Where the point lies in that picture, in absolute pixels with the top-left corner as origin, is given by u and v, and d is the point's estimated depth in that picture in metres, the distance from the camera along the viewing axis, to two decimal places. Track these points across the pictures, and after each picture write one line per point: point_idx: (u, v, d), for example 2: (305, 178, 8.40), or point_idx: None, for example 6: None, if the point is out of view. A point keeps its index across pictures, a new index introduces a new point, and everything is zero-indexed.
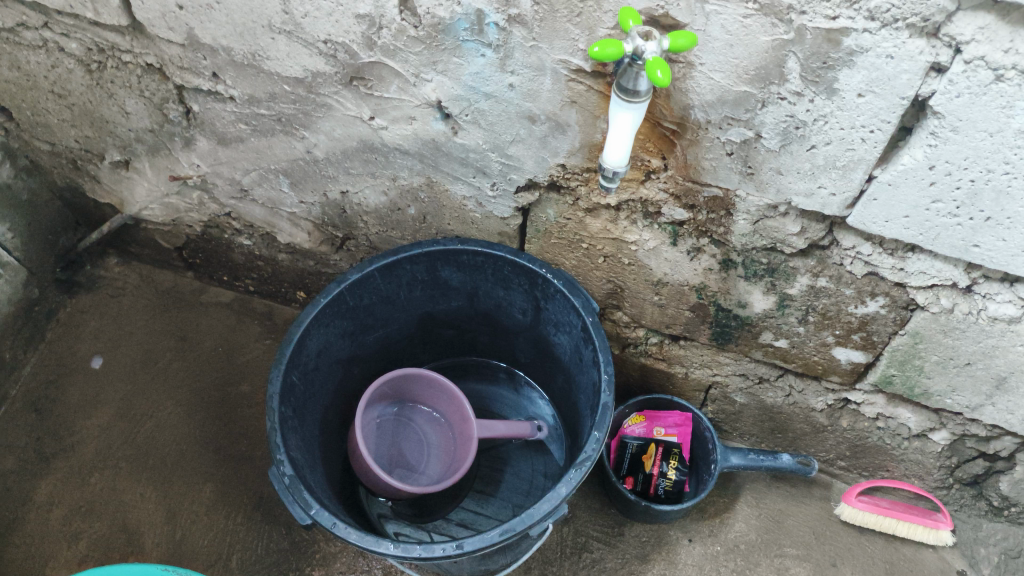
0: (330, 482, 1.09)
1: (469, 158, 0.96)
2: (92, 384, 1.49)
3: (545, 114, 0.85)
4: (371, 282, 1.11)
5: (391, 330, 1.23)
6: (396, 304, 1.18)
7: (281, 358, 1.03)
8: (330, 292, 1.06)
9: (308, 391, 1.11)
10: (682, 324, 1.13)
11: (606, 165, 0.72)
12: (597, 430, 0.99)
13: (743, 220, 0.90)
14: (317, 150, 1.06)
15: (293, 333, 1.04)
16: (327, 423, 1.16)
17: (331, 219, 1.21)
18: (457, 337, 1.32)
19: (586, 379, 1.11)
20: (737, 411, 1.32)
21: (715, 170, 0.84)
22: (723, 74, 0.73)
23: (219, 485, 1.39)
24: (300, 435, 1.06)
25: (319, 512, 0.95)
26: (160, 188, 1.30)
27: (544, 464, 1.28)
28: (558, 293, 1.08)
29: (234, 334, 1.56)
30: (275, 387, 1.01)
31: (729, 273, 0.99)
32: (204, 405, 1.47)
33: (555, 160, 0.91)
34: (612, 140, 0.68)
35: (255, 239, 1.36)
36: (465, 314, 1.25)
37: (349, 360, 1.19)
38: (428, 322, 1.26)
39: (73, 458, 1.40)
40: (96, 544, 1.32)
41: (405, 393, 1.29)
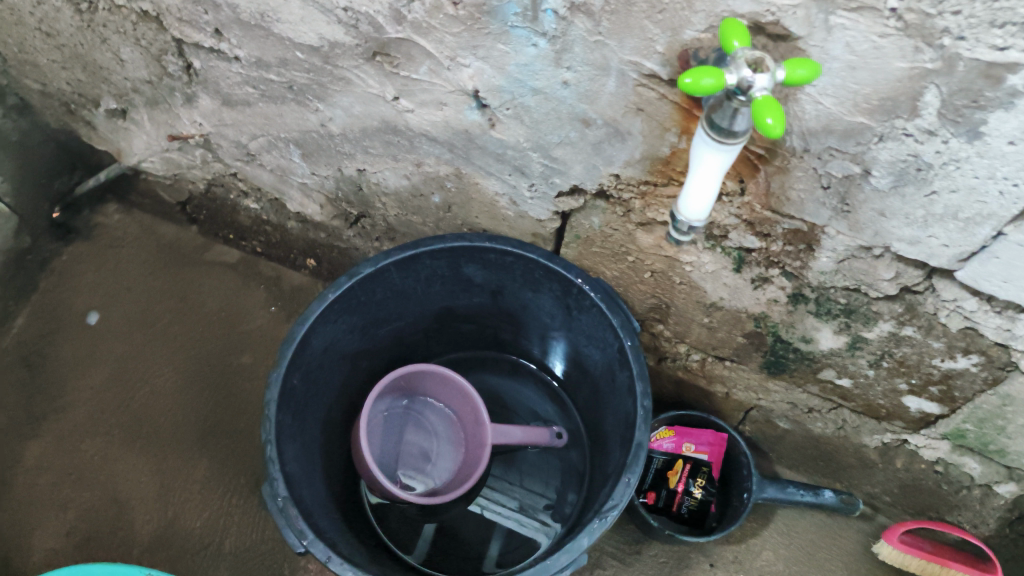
0: (329, 494, 0.99)
1: (506, 155, 0.82)
2: (88, 341, 1.38)
3: (603, 118, 0.71)
4: (385, 277, 0.98)
5: (405, 323, 1.11)
6: (412, 298, 1.06)
7: (282, 359, 0.91)
8: (340, 286, 0.94)
9: (310, 392, 0.99)
10: (732, 348, 1.00)
11: (683, 213, 0.60)
12: (630, 472, 0.86)
13: (826, 257, 0.76)
14: (332, 124, 0.92)
15: (297, 332, 0.92)
16: (330, 423, 1.05)
17: (345, 194, 1.07)
18: (477, 331, 1.19)
19: (616, 404, 0.99)
20: (777, 436, 1.19)
21: (802, 204, 0.71)
22: (836, 100, 0.58)
23: (215, 460, 1.29)
24: (299, 443, 0.95)
25: (313, 542, 0.84)
26: (160, 143, 1.17)
27: (562, 477, 1.17)
28: (596, 306, 0.95)
29: (239, 299, 1.42)
30: (273, 394, 0.90)
31: (797, 308, 0.86)
32: (203, 374, 1.35)
33: (608, 170, 0.77)
34: (695, 187, 0.56)
35: (263, 204, 1.24)
36: (488, 310, 1.12)
37: (357, 354, 1.07)
38: (446, 315, 1.13)
39: (65, 421, 1.31)
40: (84, 515, 1.24)
41: (417, 388, 1.19)
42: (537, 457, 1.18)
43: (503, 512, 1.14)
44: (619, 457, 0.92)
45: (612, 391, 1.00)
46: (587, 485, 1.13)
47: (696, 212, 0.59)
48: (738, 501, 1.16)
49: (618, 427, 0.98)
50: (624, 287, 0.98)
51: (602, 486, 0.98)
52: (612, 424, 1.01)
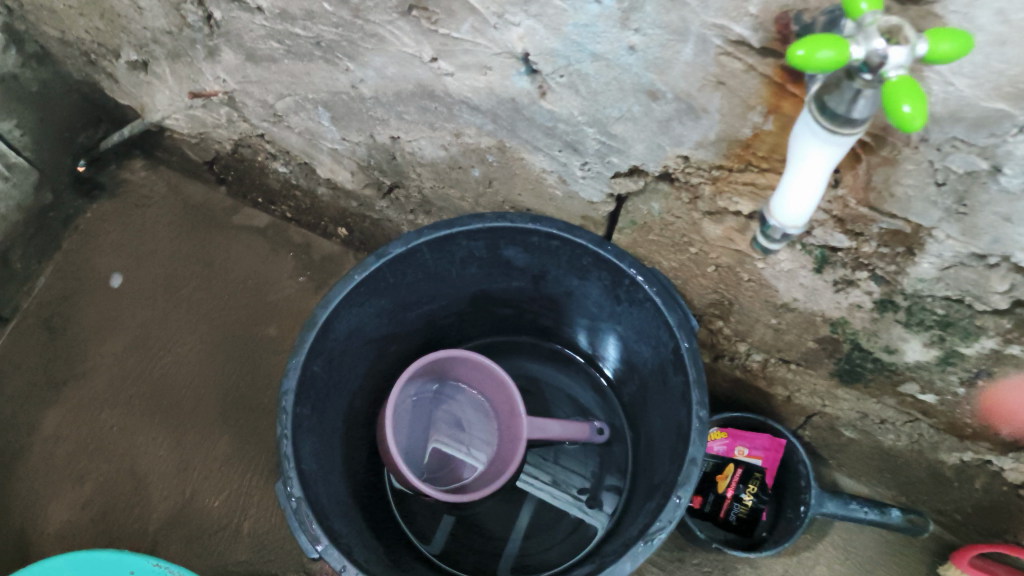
0: (349, 488, 0.92)
1: (557, 129, 0.71)
2: (111, 305, 1.32)
3: (674, 92, 0.60)
4: (417, 258, 0.90)
5: (438, 305, 1.02)
6: (446, 281, 0.97)
7: (302, 346, 0.83)
8: (367, 266, 0.86)
9: (333, 379, 0.92)
10: (800, 352, 0.90)
11: (776, 216, 0.54)
12: (681, 491, 0.77)
13: (928, 263, 0.66)
14: (363, 86, 0.83)
15: (319, 317, 0.84)
16: (355, 411, 0.98)
17: (377, 162, 0.98)
18: (515, 316, 1.09)
19: (665, 409, 0.90)
20: (841, 444, 1.09)
21: (907, 202, 0.60)
22: (973, 81, 0.50)
23: (235, 438, 1.23)
24: (317, 436, 0.88)
25: (328, 550, 0.77)
26: (183, 99, 1.09)
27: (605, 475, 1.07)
28: (650, 301, 0.85)
29: (266, 267, 1.34)
30: (291, 385, 0.82)
31: (884, 316, 0.75)
32: (226, 346, 1.29)
33: (675, 151, 0.66)
34: (793, 192, 0.50)
35: (291, 167, 1.14)
36: (528, 295, 1.02)
37: (385, 338, 0.99)
38: (483, 299, 1.04)
39: (85, 389, 1.26)
40: (101, 487, 1.20)
41: (450, 374, 1.11)
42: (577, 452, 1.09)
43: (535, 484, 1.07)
44: (669, 472, 0.83)
45: (661, 394, 0.91)
46: (629, 487, 1.03)
47: (792, 218, 0.53)
48: (793, 512, 1.07)
49: (667, 434, 0.89)
50: (683, 279, 0.87)
51: (645, 498, 0.89)
52: (660, 429, 0.92)
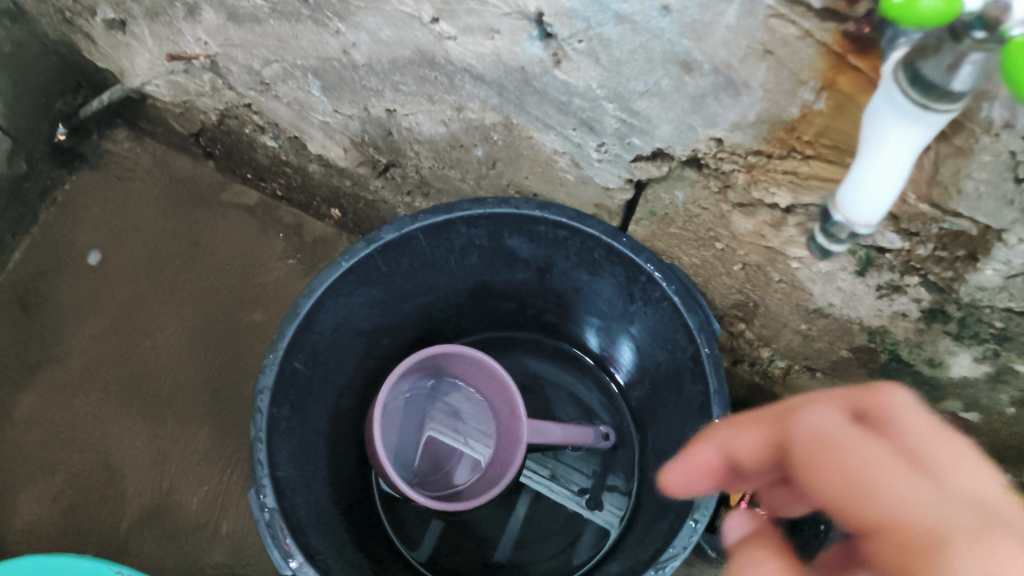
0: (331, 493, 0.85)
1: (572, 106, 0.63)
2: (88, 284, 1.23)
3: (712, 63, 0.52)
4: (411, 246, 0.82)
5: (436, 297, 0.94)
6: (443, 270, 0.89)
7: (283, 337, 0.76)
8: (355, 253, 0.78)
9: (316, 375, 0.84)
10: (829, 361, 0.82)
11: (844, 214, 0.50)
12: (698, 515, 0.68)
13: (992, 270, 0.57)
14: (356, 52, 0.74)
15: (300, 309, 0.76)
16: (341, 410, 0.90)
17: (372, 138, 0.89)
18: (517, 310, 1.01)
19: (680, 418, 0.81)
20: None
21: (976, 199, 0.52)
22: None
23: (216, 430, 1.15)
24: (295, 439, 0.80)
25: (302, 567, 0.71)
26: (164, 63, 1.00)
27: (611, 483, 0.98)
28: (667, 301, 0.77)
29: (253, 248, 1.24)
30: (268, 382, 0.75)
31: (931, 327, 0.66)
32: (209, 332, 1.20)
33: (707, 132, 0.58)
34: (871, 184, 0.46)
35: (281, 141, 1.05)
36: (532, 289, 0.94)
37: (376, 330, 0.91)
38: (483, 291, 0.96)
39: (59, 373, 1.18)
40: (73, 479, 1.12)
41: (447, 370, 1.02)
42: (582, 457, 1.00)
43: (534, 479, 0.99)
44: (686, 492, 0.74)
45: (677, 402, 0.82)
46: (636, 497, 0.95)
47: (864, 215, 0.49)
48: None
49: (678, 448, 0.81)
50: (705, 276, 0.79)
51: (655, 516, 0.81)
52: (671, 440, 0.84)
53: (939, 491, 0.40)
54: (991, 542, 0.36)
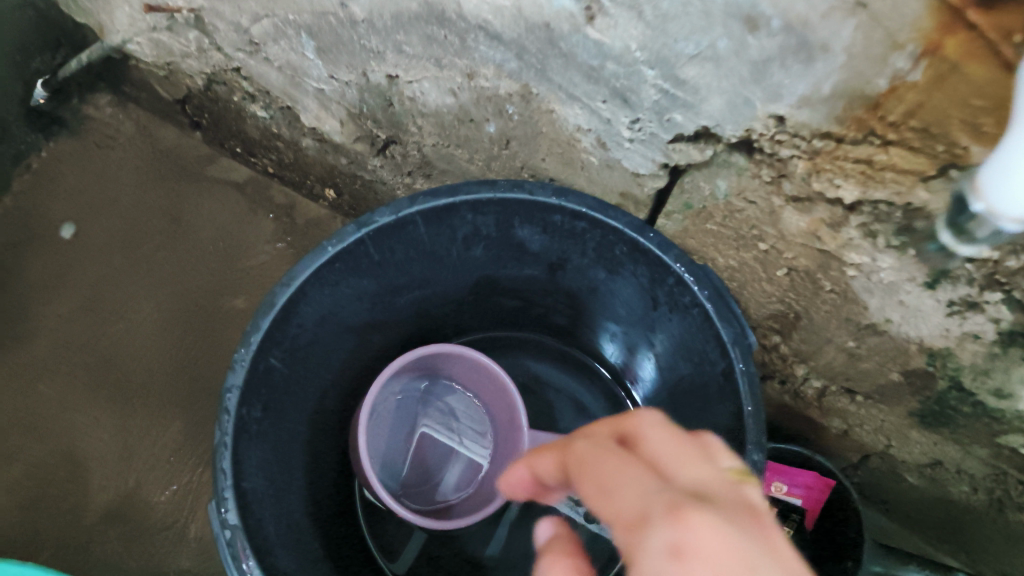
0: (307, 505, 0.76)
1: (606, 73, 0.54)
2: (60, 260, 1.14)
3: (783, 19, 0.44)
4: (408, 232, 0.72)
5: (433, 292, 0.83)
6: (444, 263, 0.79)
7: (258, 329, 0.67)
8: (343, 237, 0.68)
9: (294, 373, 0.74)
10: (874, 385, 0.72)
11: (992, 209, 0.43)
12: None
13: None
14: (354, 5, 0.65)
15: (277, 300, 0.67)
16: (323, 412, 0.80)
17: (370, 110, 0.80)
18: (522, 311, 0.90)
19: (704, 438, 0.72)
20: (899, 490, 0.89)
21: None
22: None
23: (189, 424, 1.05)
24: (266, 445, 0.70)
25: None
26: (145, 18, 0.91)
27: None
28: (699, 307, 0.67)
29: (239, 228, 1.14)
30: (239, 380, 0.66)
31: (1009, 353, 0.57)
32: (187, 316, 1.10)
33: (768, 108, 0.50)
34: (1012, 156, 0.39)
35: (272, 112, 0.96)
36: (541, 288, 0.83)
37: (366, 325, 0.82)
38: (485, 289, 0.85)
39: (23, 354, 1.09)
40: (32, 471, 1.03)
41: (443, 371, 0.93)
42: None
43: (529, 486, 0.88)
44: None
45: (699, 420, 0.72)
46: None
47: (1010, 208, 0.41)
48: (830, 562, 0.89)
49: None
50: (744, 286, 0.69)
51: None
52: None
53: (658, 488, 0.32)
54: (691, 535, 0.29)
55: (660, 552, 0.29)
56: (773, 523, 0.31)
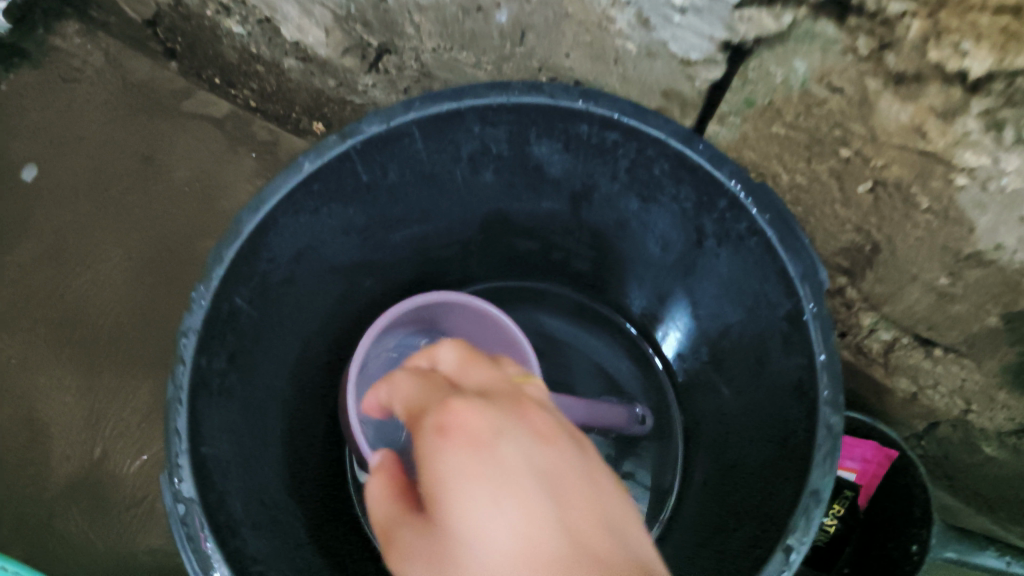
0: (285, 477, 0.63)
1: None
2: (20, 203, 1.02)
3: None
4: (404, 146, 0.59)
5: (435, 228, 0.70)
6: (446, 190, 0.66)
7: (223, 261, 0.54)
8: (323, 151, 0.56)
9: (269, 318, 0.62)
10: (962, 331, 0.61)
11: None
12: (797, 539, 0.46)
13: None
14: None
15: (242, 227, 0.55)
16: (304, 367, 0.68)
17: (359, 11, 0.67)
18: (538, 256, 0.78)
19: (759, 403, 0.60)
20: (972, 465, 0.77)
21: None
22: None
23: (162, 386, 0.92)
24: (234, 403, 0.57)
25: None
26: None
27: (637, 478, 0.78)
28: (761, 234, 0.54)
29: (218, 168, 1.02)
30: (197, 322, 0.53)
31: None
32: (160, 265, 0.98)
33: None
34: None
35: (250, 27, 0.84)
36: (562, 224, 0.71)
37: (357, 268, 0.69)
38: (496, 225, 0.73)
39: None
40: None
41: (443, 323, 0.80)
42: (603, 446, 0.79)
43: None
44: (777, 508, 0.52)
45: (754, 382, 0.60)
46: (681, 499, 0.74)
47: None
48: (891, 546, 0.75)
49: (755, 446, 0.60)
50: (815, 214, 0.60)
51: (719, 534, 0.60)
52: (746, 433, 0.62)
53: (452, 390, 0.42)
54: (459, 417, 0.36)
55: (431, 436, 0.36)
56: (536, 403, 0.40)
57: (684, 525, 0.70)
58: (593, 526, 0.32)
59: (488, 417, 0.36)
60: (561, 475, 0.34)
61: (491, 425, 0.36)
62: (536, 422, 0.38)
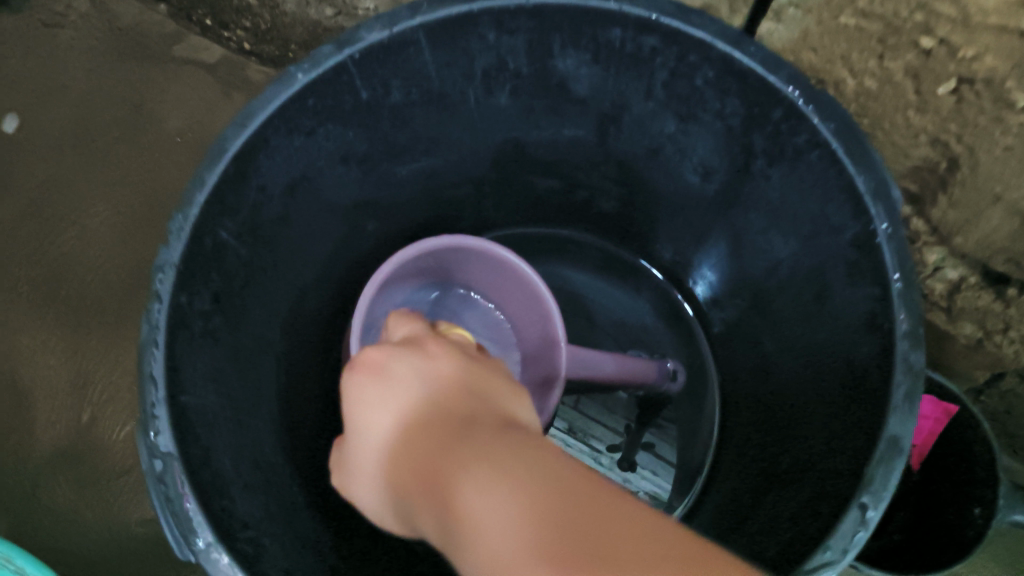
0: (282, 436, 0.57)
1: None
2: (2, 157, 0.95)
3: None
4: (409, 58, 0.52)
5: (447, 162, 0.63)
6: (457, 115, 0.59)
7: (204, 187, 0.47)
8: (317, 63, 0.48)
9: (267, 257, 0.55)
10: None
11: None
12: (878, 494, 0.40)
13: None
14: None
15: (228, 146, 0.48)
16: (304, 316, 0.62)
17: None
18: (560, 196, 0.71)
19: (824, 341, 0.52)
20: None
21: None
22: None
23: None
24: (221, 349, 0.51)
25: (210, 549, 0.43)
26: None
27: (661, 453, 0.72)
28: (824, 147, 0.47)
29: (210, 116, 0.94)
30: (176, 256, 0.46)
31: None
32: (150, 221, 0.91)
33: None
34: None
35: None
36: (586, 157, 0.64)
37: (363, 207, 0.62)
38: (514, 160, 0.65)
39: None
40: None
41: (454, 275, 0.73)
42: (626, 417, 0.73)
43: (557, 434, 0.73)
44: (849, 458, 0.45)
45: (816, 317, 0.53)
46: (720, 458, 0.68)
47: None
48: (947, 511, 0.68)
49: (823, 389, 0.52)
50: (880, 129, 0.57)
51: (775, 492, 0.53)
52: (803, 381, 0.55)
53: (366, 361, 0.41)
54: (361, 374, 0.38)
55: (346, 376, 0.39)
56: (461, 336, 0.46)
57: (729, 481, 0.63)
58: (474, 437, 0.32)
59: (387, 349, 0.39)
60: (449, 375, 0.37)
61: (390, 356, 0.39)
62: (428, 359, 0.39)
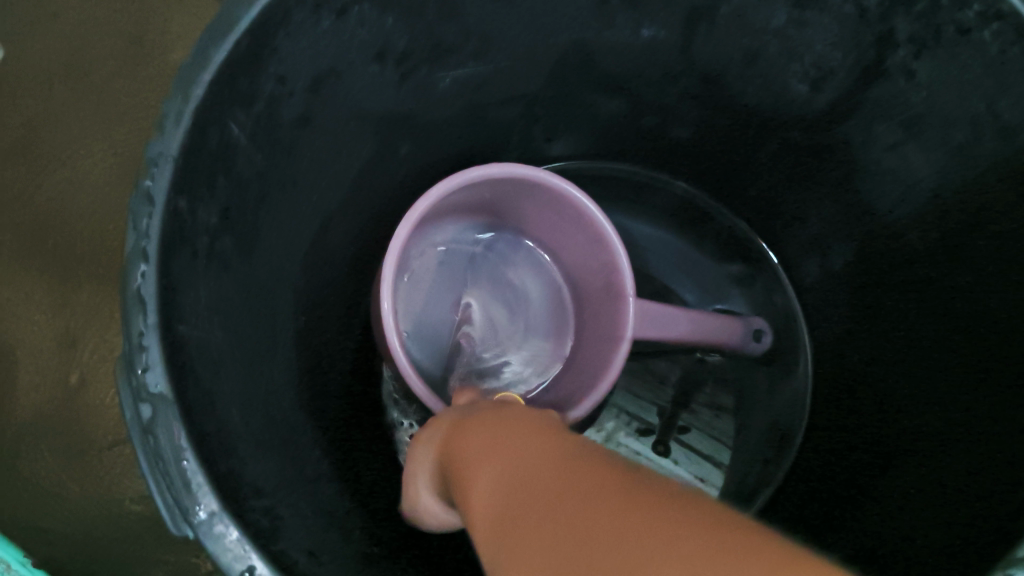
0: (303, 389, 0.47)
1: None
2: None
3: None
4: None
5: (504, 71, 0.52)
6: (520, 7, 0.47)
7: (210, 65, 0.36)
8: None
9: (290, 172, 0.44)
10: None
11: None
12: None
13: None
14: None
15: (240, 16, 0.36)
16: (331, 251, 0.51)
17: None
18: (631, 122, 0.60)
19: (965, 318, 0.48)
20: None
21: None
22: None
23: None
24: (233, 276, 0.41)
25: (211, 519, 0.33)
26: None
27: (693, 443, 0.61)
28: (1010, 17, 0.38)
29: None
30: (174, 147, 0.35)
31: None
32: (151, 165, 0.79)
33: None
34: None
35: None
36: (668, 68, 0.53)
37: (403, 122, 0.52)
38: (584, 72, 0.54)
39: None
40: None
41: (503, 214, 0.62)
42: (664, 397, 0.62)
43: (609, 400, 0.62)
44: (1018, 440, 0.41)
45: (946, 298, 0.49)
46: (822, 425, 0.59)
47: None
48: None
49: (945, 375, 0.49)
50: None
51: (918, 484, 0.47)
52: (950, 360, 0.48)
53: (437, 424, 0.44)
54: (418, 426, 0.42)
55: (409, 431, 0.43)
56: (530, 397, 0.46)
57: (840, 454, 0.56)
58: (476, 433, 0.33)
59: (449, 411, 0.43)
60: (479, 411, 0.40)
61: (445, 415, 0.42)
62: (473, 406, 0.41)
